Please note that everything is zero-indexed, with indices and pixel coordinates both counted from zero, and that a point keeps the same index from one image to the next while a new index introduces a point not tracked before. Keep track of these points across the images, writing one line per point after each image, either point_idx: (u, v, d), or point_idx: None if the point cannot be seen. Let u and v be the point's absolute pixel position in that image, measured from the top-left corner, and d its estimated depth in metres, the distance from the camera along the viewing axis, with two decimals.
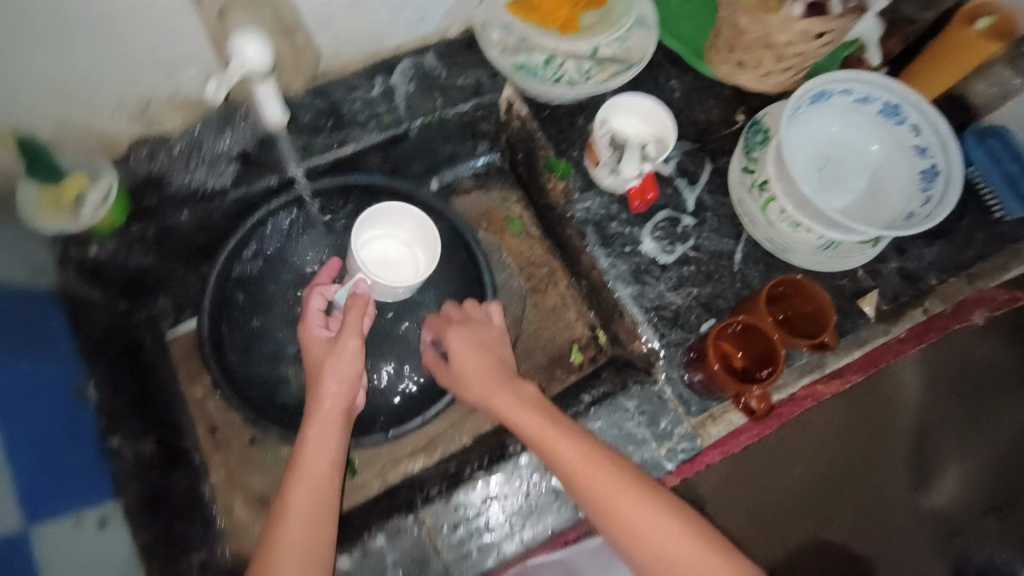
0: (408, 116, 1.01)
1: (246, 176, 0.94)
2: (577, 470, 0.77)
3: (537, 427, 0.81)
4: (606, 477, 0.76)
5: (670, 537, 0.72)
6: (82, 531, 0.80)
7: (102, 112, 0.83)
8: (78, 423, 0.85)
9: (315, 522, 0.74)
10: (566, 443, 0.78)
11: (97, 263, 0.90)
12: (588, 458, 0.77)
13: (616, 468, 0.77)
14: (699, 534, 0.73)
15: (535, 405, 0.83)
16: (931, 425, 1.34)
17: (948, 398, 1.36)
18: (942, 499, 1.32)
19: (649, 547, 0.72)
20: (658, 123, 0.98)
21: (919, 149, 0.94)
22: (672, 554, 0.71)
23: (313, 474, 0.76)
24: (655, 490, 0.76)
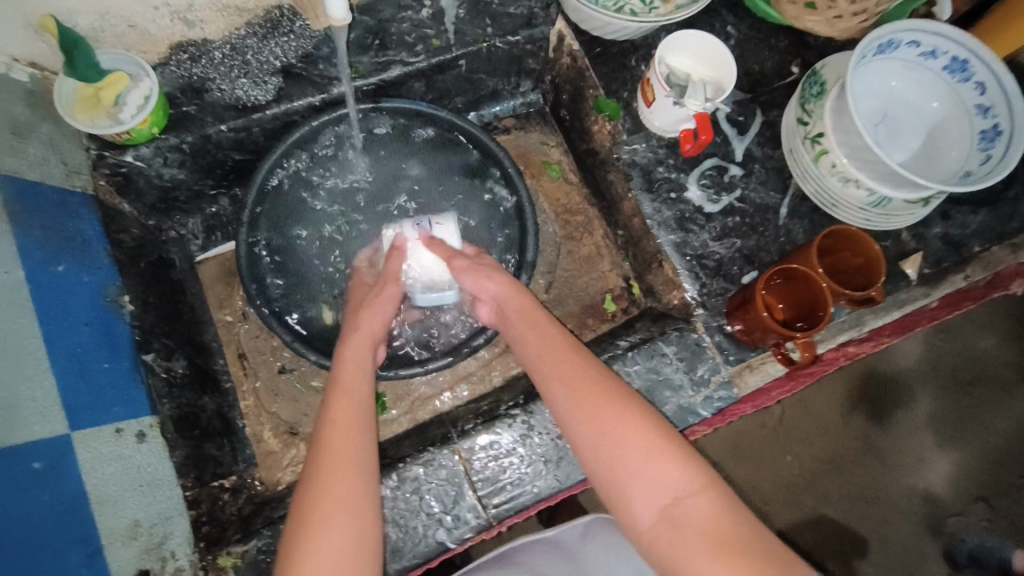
0: (456, 41, 0.97)
1: (290, 92, 0.91)
2: (571, 400, 0.69)
3: (538, 356, 0.73)
4: (603, 408, 0.67)
5: (669, 480, 0.63)
6: (121, 443, 0.74)
7: (146, 6, 0.78)
8: (113, 333, 0.78)
9: (351, 467, 0.65)
10: (564, 369, 0.71)
11: (132, 170, 0.87)
12: (586, 389, 0.69)
13: (616, 398, 0.68)
14: (706, 480, 0.63)
15: (544, 329, 0.75)
16: (935, 414, 1.35)
17: (954, 390, 1.37)
18: (939, 485, 1.33)
19: (643, 491, 0.63)
20: (719, 65, 0.95)
21: (981, 109, 0.91)
22: (670, 499, 0.63)
23: (342, 446, 0.66)
24: (661, 426, 0.66)
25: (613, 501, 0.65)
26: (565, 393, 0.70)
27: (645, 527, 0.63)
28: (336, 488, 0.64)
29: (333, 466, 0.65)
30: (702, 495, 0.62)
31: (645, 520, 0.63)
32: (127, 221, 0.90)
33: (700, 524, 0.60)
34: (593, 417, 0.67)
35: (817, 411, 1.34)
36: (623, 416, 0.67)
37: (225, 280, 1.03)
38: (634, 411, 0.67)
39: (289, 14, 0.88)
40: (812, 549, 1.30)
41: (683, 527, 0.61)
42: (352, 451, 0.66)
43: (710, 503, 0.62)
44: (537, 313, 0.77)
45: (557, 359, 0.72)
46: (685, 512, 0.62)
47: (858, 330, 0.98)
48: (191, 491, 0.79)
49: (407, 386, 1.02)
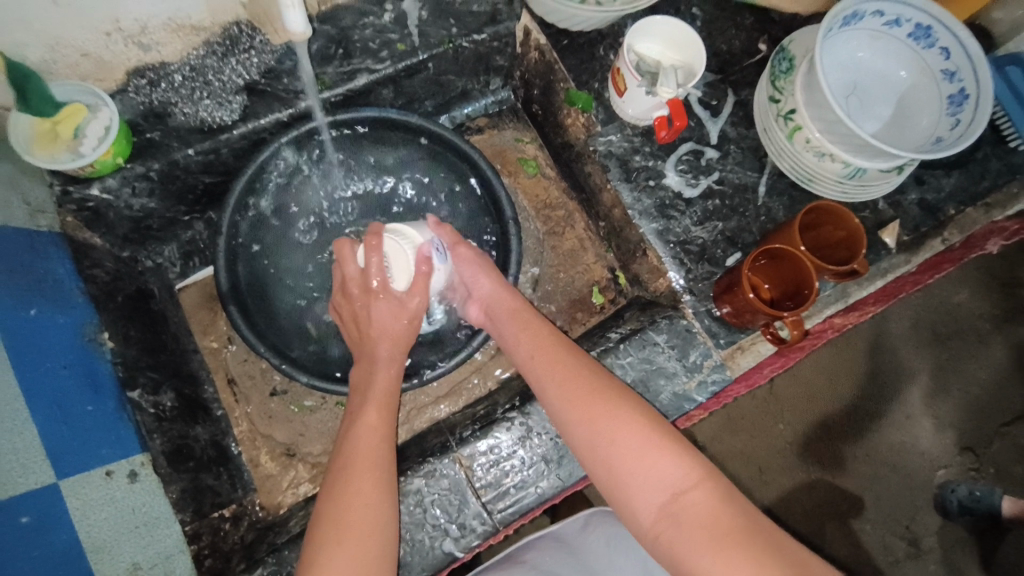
0: (422, 43, 0.95)
1: (255, 110, 0.89)
2: (567, 404, 0.72)
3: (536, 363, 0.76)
4: (598, 408, 0.70)
5: (665, 475, 0.64)
6: (113, 486, 0.72)
7: (96, 32, 0.75)
8: (96, 374, 0.77)
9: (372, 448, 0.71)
10: (558, 372, 0.74)
11: (100, 203, 0.85)
12: (581, 390, 0.72)
13: (610, 398, 0.71)
14: (701, 472, 0.64)
15: (543, 333, 0.79)
16: (921, 376, 1.38)
17: (938, 350, 1.39)
18: (926, 442, 1.36)
19: (640, 487, 0.65)
20: (689, 51, 0.93)
21: (947, 74, 0.92)
22: (667, 494, 0.64)
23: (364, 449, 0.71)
24: (658, 423, 0.68)
25: (616, 499, 0.67)
26: (556, 391, 0.73)
27: (647, 523, 0.64)
28: (355, 486, 0.67)
29: (355, 469, 0.69)
30: (698, 488, 0.63)
31: (646, 517, 0.64)
32: (99, 255, 0.88)
33: (698, 516, 0.61)
34: (588, 417, 0.70)
35: (806, 380, 1.36)
36: (617, 415, 0.69)
37: (207, 306, 1.01)
38: (629, 410, 0.69)
39: (247, 30, 0.85)
40: (810, 512, 1.33)
41: (680, 521, 0.62)
42: (375, 454, 0.71)
43: (707, 495, 0.63)
44: (531, 318, 0.82)
45: (552, 365, 0.75)
46: (682, 508, 0.62)
47: (843, 302, 0.99)
48: (191, 524, 0.78)
49: (402, 396, 1.01)
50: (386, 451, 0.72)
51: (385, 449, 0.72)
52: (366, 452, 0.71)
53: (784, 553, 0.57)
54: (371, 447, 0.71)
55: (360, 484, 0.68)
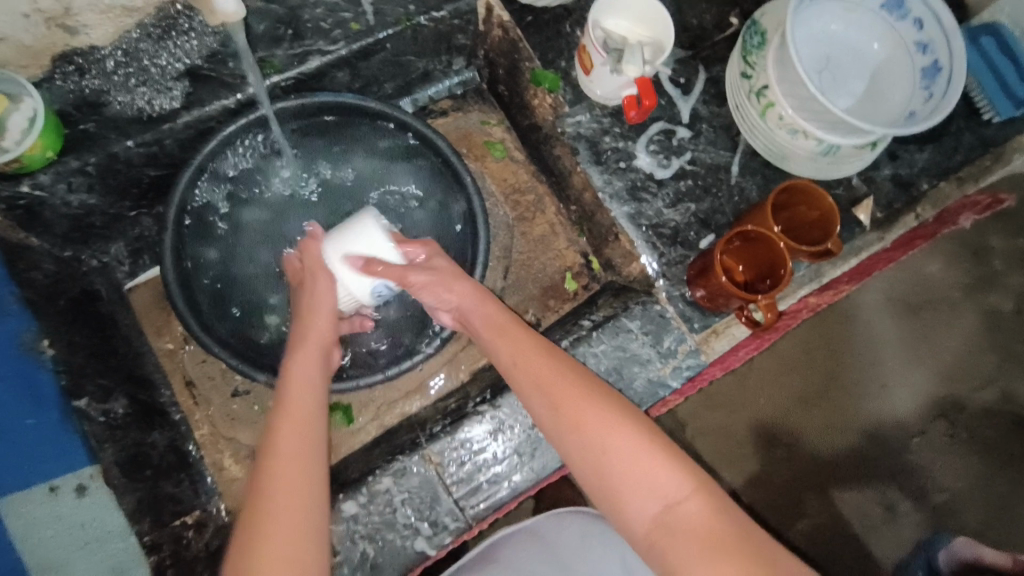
0: (377, 23, 0.90)
1: (200, 97, 0.84)
2: (554, 409, 0.69)
3: (518, 366, 0.72)
4: (586, 415, 0.67)
5: (659, 484, 0.63)
6: (58, 503, 0.76)
7: (13, 14, 0.69)
8: (37, 386, 0.76)
9: (301, 477, 0.64)
10: (543, 379, 0.71)
11: (33, 201, 0.79)
12: (567, 396, 0.69)
13: (598, 404, 0.68)
14: (694, 481, 0.64)
15: (526, 333, 0.75)
16: (900, 349, 1.39)
17: (917, 323, 1.40)
18: (908, 415, 1.37)
19: (634, 497, 0.64)
20: (658, 26, 0.89)
21: (920, 46, 0.90)
22: (662, 504, 0.63)
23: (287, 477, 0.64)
24: (648, 430, 0.67)
25: (607, 506, 0.65)
26: (543, 398, 0.70)
27: (640, 532, 0.63)
28: (286, 526, 0.61)
29: (283, 501, 0.62)
30: (691, 497, 0.63)
31: (639, 526, 0.63)
32: (37, 257, 0.82)
33: (692, 526, 0.61)
34: (576, 424, 0.67)
35: (787, 356, 1.36)
36: (606, 422, 0.66)
37: (161, 306, 0.97)
38: (618, 416, 0.67)
39: (185, 11, 0.78)
40: (788, 486, 1.33)
41: (676, 531, 0.61)
42: (298, 487, 0.63)
43: (700, 506, 0.62)
44: (505, 321, 0.76)
45: (536, 368, 0.71)
46: (677, 517, 0.62)
47: (817, 282, 0.97)
48: (150, 535, 0.74)
49: (372, 392, 0.98)
50: (317, 480, 0.65)
51: (318, 491, 0.64)
52: (294, 482, 0.63)
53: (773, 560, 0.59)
54: (299, 477, 0.64)
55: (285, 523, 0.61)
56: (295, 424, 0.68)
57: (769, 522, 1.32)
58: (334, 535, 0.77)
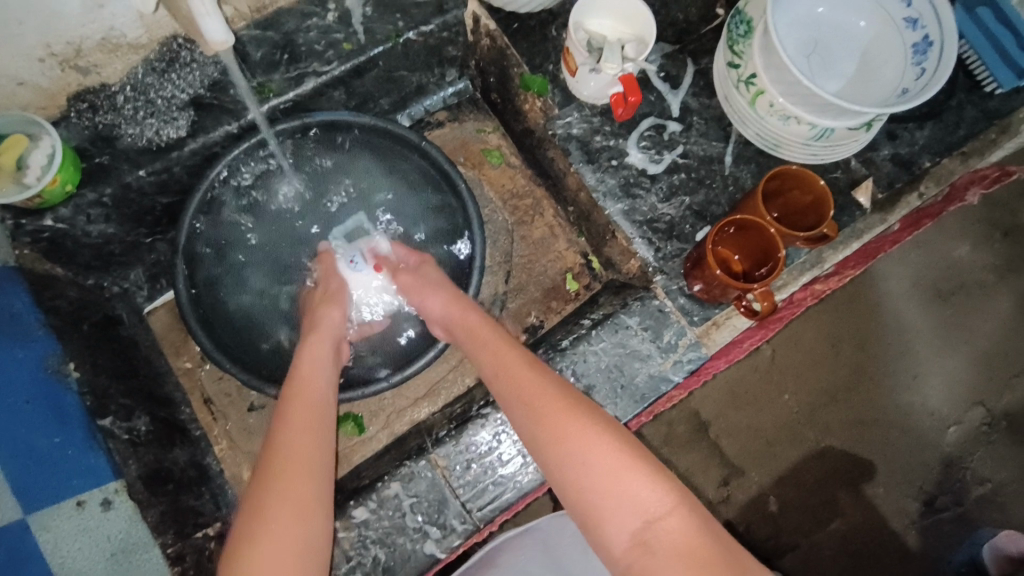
0: (368, 41, 0.93)
1: (204, 124, 0.89)
2: (535, 424, 0.69)
3: (505, 380, 0.73)
4: (568, 429, 0.68)
5: (639, 501, 0.63)
6: (86, 515, 0.73)
7: (29, 59, 0.74)
8: (62, 405, 0.77)
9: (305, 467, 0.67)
10: (524, 392, 0.71)
11: (55, 232, 0.84)
12: (549, 410, 0.69)
13: (581, 418, 0.68)
14: (676, 499, 0.64)
15: (513, 348, 0.76)
16: (927, 337, 1.36)
17: (943, 308, 1.36)
18: (937, 406, 1.34)
19: (613, 513, 0.64)
20: (639, 22, 0.91)
21: (910, 22, 0.89)
22: (642, 521, 0.63)
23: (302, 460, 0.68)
24: (630, 445, 0.67)
25: (585, 522, 0.65)
26: (525, 412, 0.71)
27: (619, 551, 0.63)
28: (291, 530, 0.62)
29: (287, 491, 0.65)
30: (672, 514, 0.63)
31: (619, 544, 0.63)
32: (62, 285, 0.87)
33: (673, 543, 0.61)
34: (557, 440, 0.67)
35: (806, 348, 1.33)
36: (585, 435, 0.67)
37: (179, 326, 1.01)
38: (600, 431, 0.67)
39: (186, 43, 0.83)
40: (817, 483, 1.30)
41: (655, 549, 0.61)
42: (307, 487, 0.66)
43: (681, 523, 0.63)
44: (492, 337, 0.79)
45: (518, 382, 0.72)
46: (658, 535, 0.62)
47: (819, 267, 0.97)
48: (174, 546, 0.77)
49: (382, 400, 1.01)
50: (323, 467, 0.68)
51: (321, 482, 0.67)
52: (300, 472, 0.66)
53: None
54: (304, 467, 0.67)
55: (298, 505, 0.64)
56: (299, 420, 0.72)
57: (797, 520, 1.29)
58: (346, 541, 0.79)
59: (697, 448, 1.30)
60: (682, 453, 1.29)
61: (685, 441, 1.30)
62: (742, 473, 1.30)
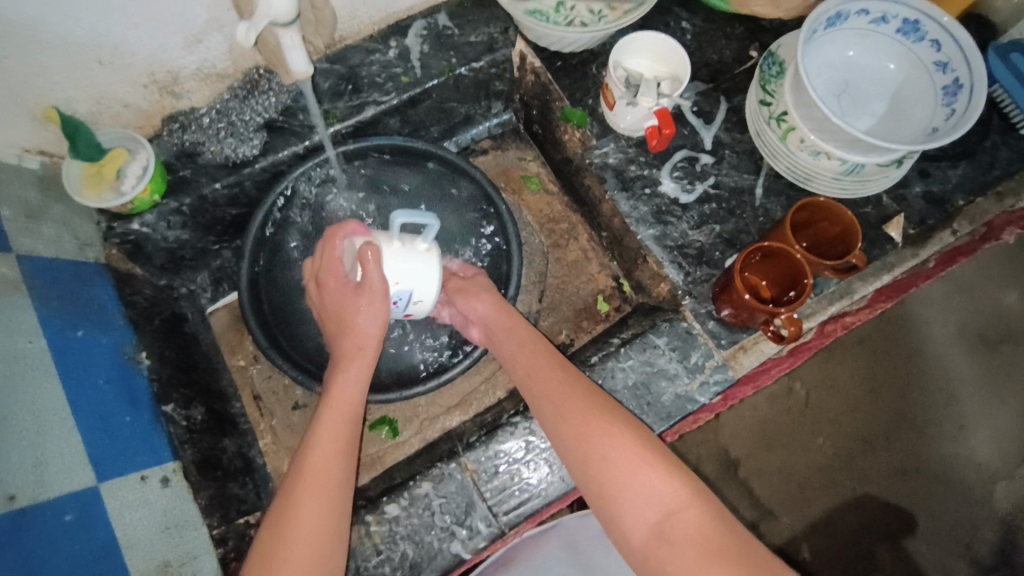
0: (424, 75, 1.03)
1: (274, 144, 0.98)
2: (560, 419, 0.73)
3: (534, 375, 0.78)
4: (590, 425, 0.71)
5: (656, 492, 0.66)
6: (148, 489, 0.79)
7: (135, 84, 0.85)
8: (133, 389, 0.85)
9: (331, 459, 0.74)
10: (551, 389, 0.76)
11: (139, 236, 0.95)
12: (574, 406, 0.73)
13: (604, 415, 0.72)
14: (693, 491, 0.66)
15: (544, 348, 0.81)
16: (972, 387, 1.33)
17: (988, 357, 1.34)
18: (983, 457, 1.30)
19: (632, 506, 0.66)
20: (674, 62, 0.98)
21: (940, 65, 0.93)
22: (660, 513, 0.65)
23: (319, 479, 0.72)
24: (650, 441, 0.70)
25: (606, 514, 0.68)
26: (551, 407, 0.75)
27: (637, 541, 0.65)
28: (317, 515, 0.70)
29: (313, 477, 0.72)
30: (690, 508, 0.64)
31: (637, 534, 0.65)
32: (139, 284, 0.97)
33: (688, 534, 0.63)
34: (581, 433, 0.71)
35: (843, 389, 1.32)
36: (608, 432, 0.70)
37: (235, 327, 1.09)
38: (621, 427, 0.70)
39: (266, 74, 0.94)
40: (853, 528, 1.27)
41: (672, 539, 0.63)
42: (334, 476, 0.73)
43: (699, 516, 0.64)
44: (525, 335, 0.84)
45: (544, 380, 0.77)
46: (675, 527, 0.64)
47: (848, 298, 0.97)
48: (218, 529, 0.84)
49: (416, 408, 1.06)
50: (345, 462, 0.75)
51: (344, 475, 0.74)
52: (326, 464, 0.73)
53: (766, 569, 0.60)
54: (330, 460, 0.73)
55: (316, 511, 0.70)
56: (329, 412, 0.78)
57: (828, 564, 1.25)
58: (377, 535, 0.83)
59: (723, 477, 1.29)
60: (711, 485, 1.27)
61: (712, 471, 1.28)
62: (770, 508, 1.27)
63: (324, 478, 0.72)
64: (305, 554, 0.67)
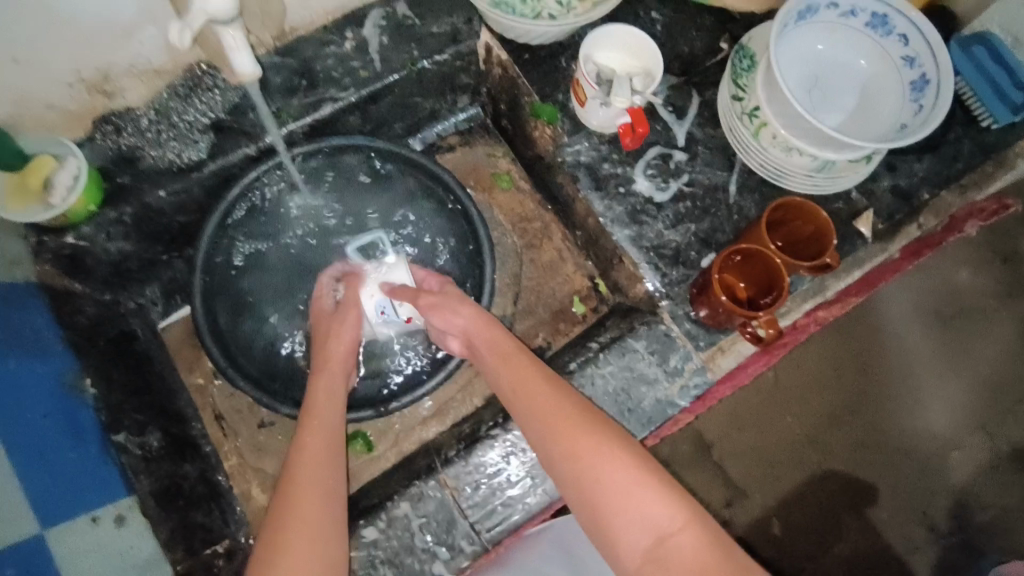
0: (384, 69, 0.96)
1: (224, 147, 0.90)
2: (548, 439, 0.71)
3: (519, 394, 0.76)
4: (580, 444, 0.69)
5: (650, 516, 0.64)
6: (100, 531, 0.75)
7: (59, 84, 0.77)
8: (77, 421, 0.79)
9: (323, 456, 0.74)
10: (540, 406, 0.74)
11: (76, 250, 0.87)
12: (562, 426, 0.71)
13: (594, 433, 0.70)
14: (689, 516, 0.64)
15: (528, 362, 0.78)
16: (931, 361, 1.37)
17: (945, 333, 1.38)
18: (942, 429, 1.34)
19: (625, 529, 0.65)
20: (645, 56, 0.94)
21: (908, 60, 0.93)
22: (654, 537, 0.64)
23: (310, 477, 0.71)
24: (643, 460, 0.68)
25: (600, 537, 0.67)
26: (539, 425, 0.73)
27: (631, 565, 0.64)
28: (312, 508, 0.69)
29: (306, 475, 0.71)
30: (685, 531, 0.63)
31: (631, 558, 0.64)
32: (80, 301, 0.89)
33: (683, 560, 0.62)
34: (572, 455, 0.69)
35: (810, 370, 1.34)
36: (599, 454, 0.68)
37: (191, 342, 1.03)
38: (611, 447, 0.69)
39: (210, 70, 0.86)
40: (821, 506, 1.30)
41: (667, 564, 0.62)
42: (324, 471, 0.72)
43: (693, 538, 0.63)
44: (504, 348, 0.81)
45: (530, 399, 0.74)
46: (669, 551, 0.63)
47: (822, 295, 0.98)
48: (183, 564, 0.79)
49: (390, 419, 1.02)
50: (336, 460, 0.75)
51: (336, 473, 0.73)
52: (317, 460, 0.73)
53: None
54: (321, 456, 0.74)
55: (310, 504, 0.69)
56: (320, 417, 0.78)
57: (799, 548, 1.29)
58: (355, 560, 0.80)
59: (699, 469, 1.30)
60: (686, 477, 1.29)
61: (689, 464, 1.30)
62: (743, 496, 1.30)
63: (314, 470, 0.72)
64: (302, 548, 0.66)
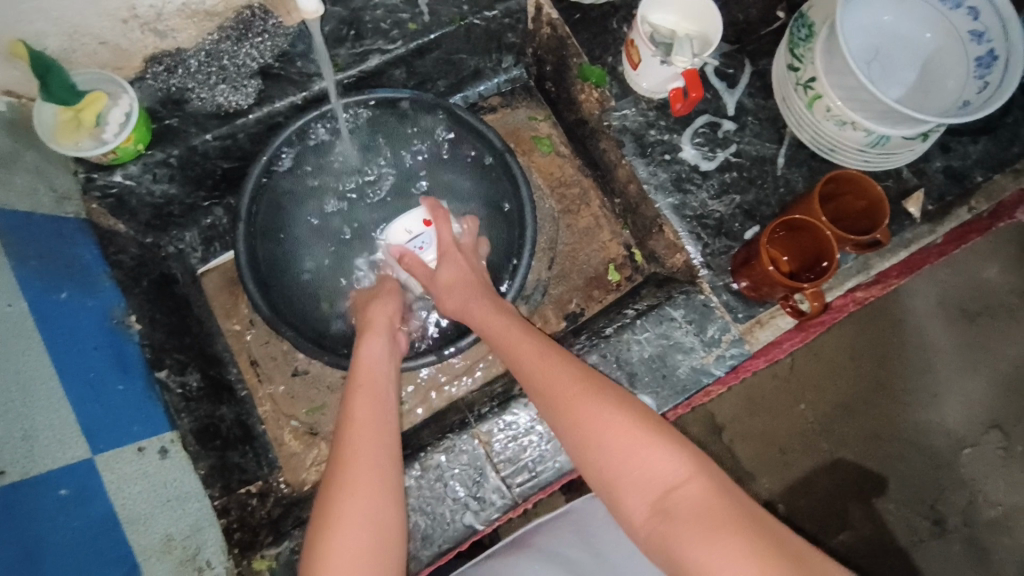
0: (433, 22, 0.94)
1: (269, 93, 0.90)
2: (551, 407, 0.71)
3: (521, 365, 0.76)
4: (581, 410, 0.69)
5: (655, 470, 0.63)
6: (145, 460, 0.75)
7: (113, 19, 0.76)
8: (125, 354, 0.80)
9: (376, 427, 0.73)
10: (539, 376, 0.74)
11: (121, 189, 0.87)
12: (562, 393, 0.71)
13: (595, 396, 0.69)
14: (692, 466, 0.62)
15: (532, 337, 0.79)
16: (949, 362, 1.35)
17: (968, 334, 1.36)
18: (956, 427, 1.33)
19: (632, 484, 0.63)
20: (704, 21, 0.91)
21: (975, 35, 0.89)
22: (661, 488, 0.62)
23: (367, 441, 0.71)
24: (646, 417, 0.67)
25: (609, 498, 0.65)
26: (542, 398, 0.73)
27: (639, 522, 0.62)
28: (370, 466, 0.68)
29: (359, 435, 0.71)
30: (691, 480, 0.61)
31: (638, 515, 0.63)
32: (124, 241, 0.90)
33: (691, 508, 0.59)
34: (574, 420, 0.69)
35: (826, 357, 1.34)
36: (601, 415, 0.67)
37: (228, 289, 1.04)
38: (613, 407, 0.68)
39: (260, 13, 0.84)
40: (833, 492, 1.30)
41: (674, 515, 0.60)
42: (374, 429, 0.72)
43: (701, 488, 0.61)
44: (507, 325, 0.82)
45: (532, 370, 0.74)
46: (676, 501, 0.61)
47: (864, 274, 0.97)
48: (220, 499, 0.82)
49: (421, 375, 1.03)
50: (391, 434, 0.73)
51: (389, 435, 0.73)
52: (370, 431, 0.72)
53: (780, 545, 0.55)
54: (373, 428, 0.72)
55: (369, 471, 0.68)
56: (365, 389, 0.77)
57: (811, 530, 1.29)
58: None
59: (718, 445, 1.31)
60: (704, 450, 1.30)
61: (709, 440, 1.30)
62: (755, 475, 1.30)
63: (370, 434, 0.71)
64: (364, 521, 0.64)
